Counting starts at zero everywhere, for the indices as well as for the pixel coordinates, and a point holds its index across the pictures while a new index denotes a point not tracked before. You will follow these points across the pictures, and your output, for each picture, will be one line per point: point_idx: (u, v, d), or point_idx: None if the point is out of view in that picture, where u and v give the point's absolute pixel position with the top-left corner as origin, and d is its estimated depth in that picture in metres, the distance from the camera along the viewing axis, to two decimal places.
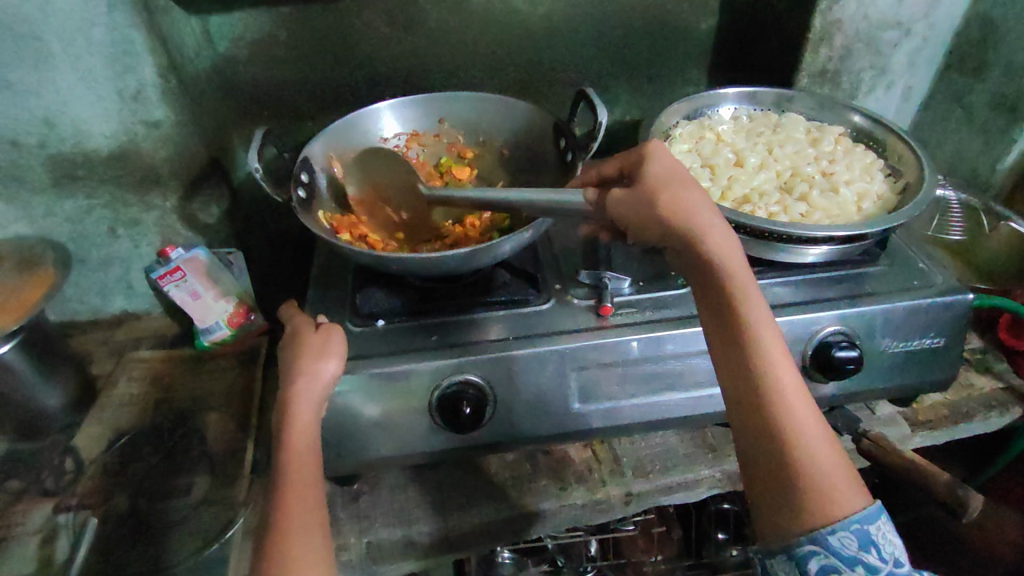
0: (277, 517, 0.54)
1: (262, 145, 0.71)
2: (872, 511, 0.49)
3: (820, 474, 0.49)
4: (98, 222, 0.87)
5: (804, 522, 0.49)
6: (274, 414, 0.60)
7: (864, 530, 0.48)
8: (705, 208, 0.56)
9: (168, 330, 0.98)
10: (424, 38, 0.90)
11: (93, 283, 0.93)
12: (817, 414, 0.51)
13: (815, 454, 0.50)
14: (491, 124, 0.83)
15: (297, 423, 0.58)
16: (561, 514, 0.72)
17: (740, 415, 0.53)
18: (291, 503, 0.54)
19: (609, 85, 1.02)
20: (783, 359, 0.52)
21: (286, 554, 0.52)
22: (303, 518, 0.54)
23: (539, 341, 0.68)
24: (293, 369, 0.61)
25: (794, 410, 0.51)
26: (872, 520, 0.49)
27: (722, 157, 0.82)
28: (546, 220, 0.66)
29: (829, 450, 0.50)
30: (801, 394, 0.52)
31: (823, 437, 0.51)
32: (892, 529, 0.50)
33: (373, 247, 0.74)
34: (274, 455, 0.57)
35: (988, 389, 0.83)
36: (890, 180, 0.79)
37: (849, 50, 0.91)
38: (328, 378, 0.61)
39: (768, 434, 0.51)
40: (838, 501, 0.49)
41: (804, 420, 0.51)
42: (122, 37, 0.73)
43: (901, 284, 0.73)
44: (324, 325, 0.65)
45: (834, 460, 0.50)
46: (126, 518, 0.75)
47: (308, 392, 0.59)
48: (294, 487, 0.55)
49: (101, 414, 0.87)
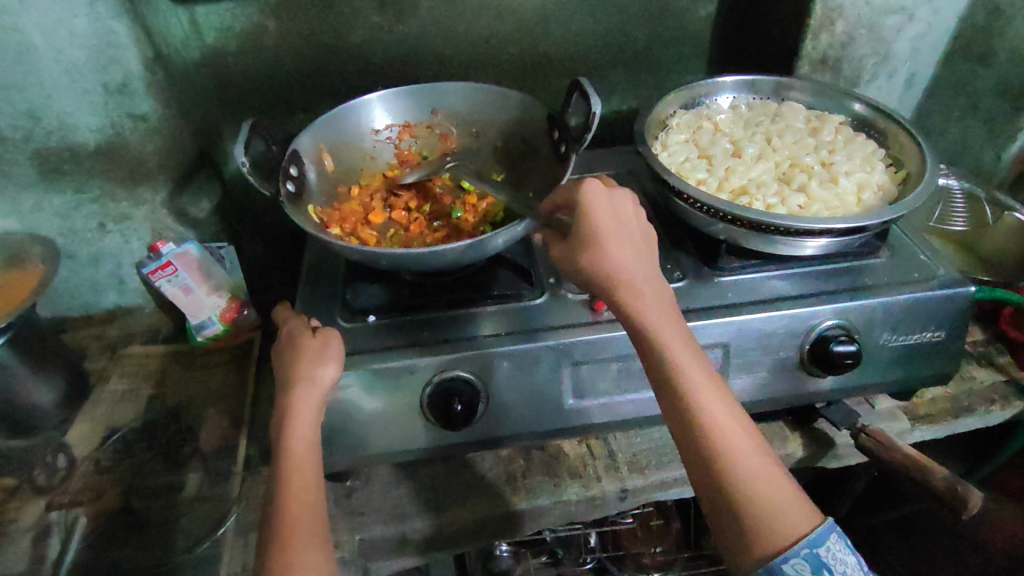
0: (278, 516, 0.55)
1: (248, 137, 0.68)
2: (821, 531, 0.49)
3: (760, 498, 0.50)
4: (87, 217, 0.86)
5: (753, 548, 0.49)
6: (275, 417, 0.60)
7: (815, 554, 0.48)
8: (634, 262, 0.57)
9: (161, 325, 0.97)
10: (416, 27, 0.88)
11: (84, 278, 0.92)
12: (755, 444, 0.52)
13: (754, 480, 0.50)
14: (484, 114, 0.82)
15: (298, 427, 0.58)
16: (555, 509, 0.72)
17: (685, 452, 0.53)
18: (292, 508, 0.55)
19: (605, 74, 1.00)
20: (718, 402, 0.53)
21: (286, 560, 0.52)
22: (305, 520, 0.55)
23: (534, 336, 0.67)
24: (293, 374, 0.60)
25: (726, 441, 0.52)
26: (822, 542, 0.48)
27: (719, 148, 0.80)
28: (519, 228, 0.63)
29: (766, 472, 0.51)
30: (733, 424, 0.53)
31: (761, 463, 0.51)
32: (843, 545, 0.50)
33: (363, 243, 0.72)
34: (275, 460, 0.57)
35: (990, 383, 0.82)
36: (891, 170, 0.77)
37: (850, 36, 0.89)
38: (328, 383, 0.60)
39: (709, 468, 0.51)
40: (780, 525, 0.49)
41: (742, 448, 0.52)
42: (105, 28, 0.72)
43: (902, 277, 0.72)
44: (321, 329, 0.64)
45: (775, 482, 0.51)
46: (117, 516, 0.75)
47: (308, 398, 0.59)
48: (295, 488, 0.56)
49: (93, 411, 0.86)
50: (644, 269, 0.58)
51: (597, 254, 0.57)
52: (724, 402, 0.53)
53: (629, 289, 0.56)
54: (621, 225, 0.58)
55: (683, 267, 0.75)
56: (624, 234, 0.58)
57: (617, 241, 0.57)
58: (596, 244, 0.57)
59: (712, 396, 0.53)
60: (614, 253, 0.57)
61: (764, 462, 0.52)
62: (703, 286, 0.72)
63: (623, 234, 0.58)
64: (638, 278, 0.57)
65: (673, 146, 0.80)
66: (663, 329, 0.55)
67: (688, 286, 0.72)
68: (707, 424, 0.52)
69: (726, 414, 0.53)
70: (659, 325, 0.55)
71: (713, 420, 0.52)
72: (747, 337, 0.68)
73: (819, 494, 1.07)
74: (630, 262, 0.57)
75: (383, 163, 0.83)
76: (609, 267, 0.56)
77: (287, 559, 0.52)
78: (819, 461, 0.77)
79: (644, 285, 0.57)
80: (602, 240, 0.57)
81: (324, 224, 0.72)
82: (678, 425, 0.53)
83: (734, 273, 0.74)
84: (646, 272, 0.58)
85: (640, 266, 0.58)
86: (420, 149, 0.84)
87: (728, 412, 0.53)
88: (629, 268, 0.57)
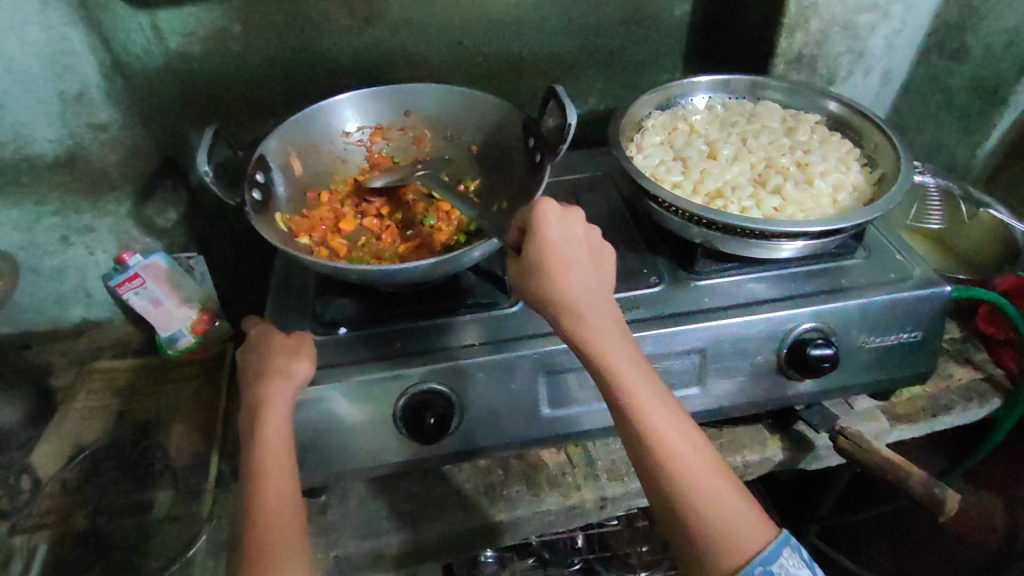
0: (254, 515, 0.54)
1: (211, 145, 0.66)
2: (774, 548, 0.51)
3: (713, 524, 0.50)
4: (48, 230, 0.83)
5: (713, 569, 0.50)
6: (247, 412, 0.59)
7: (767, 572, 0.50)
8: (586, 285, 0.56)
9: (131, 338, 0.95)
10: (387, 29, 0.87)
11: (47, 292, 0.89)
12: (711, 464, 0.53)
13: (708, 506, 0.51)
14: (457, 118, 0.80)
15: (272, 420, 0.57)
16: (534, 520, 0.71)
17: (643, 478, 0.53)
18: (269, 495, 0.54)
19: (582, 74, 0.98)
20: (672, 425, 0.53)
21: (272, 546, 0.53)
22: (281, 514, 0.54)
23: (508, 346, 0.66)
24: (268, 368, 0.61)
25: (682, 466, 0.52)
26: (774, 560, 0.50)
27: (695, 149, 0.79)
28: (491, 244, 0.62)
29: (721, 495, 0.51)
30: (688, 447, 0.53)
31: (716, 485, 0.52)
32: (798, 560, 0.51)
33: (333, 254, 0.71)
34: (247, 456, 0.57)
35: (967, 380, 0.82)
36: (866, 170, 0.77)
37: (825, 34, 0.88)
38: (301, 378, 0.60)
39: (665, 496, 0.52)
40: (738, 546, 0.50)
41: (697, 472, 0.52)
42: (58, 36, 0.70)
43: (879, 277, 0.72)
44: (297, 333, 0.65)
45: (731, 503, 0.51)
46: (85, 539, 0.73)
47: (281, 391, 0.59)
48: (272, 487, 0.55)
49: (59, 430, 0.84)
50: (594, 290, 0.56)
51: (544, 281, 0.55)
52: (678, 424, 0.53)
53: (576, 315, 0.55)
54: (571, 245, 0.56)
55: (660, 270, 0.74)
56: (575, 257, 0.56)
57: (568, 263, 0.55)
58: (544, 269, 0.55)
59: (664, 420, 0.53)
60: (565, 277, 0.55)
61: (720, 482, 0.52)
62: (679, 290, 0.72)
63: (575, 256, 0.56)
64: (589, 301, 0.55)
65: (648, 148, 0.79)
66: (612, 354, 0.54)
67: (665, 291, 0.72)
68: (660, 450, 0.52)
69: (679, 437, 0.53)
70: (609, 351, 0.54)
71: (668, 446, 0.52)
72: (724, 342, 0.67)
73: (804, 492, 1.07)
74: (581, 285, 0.55)
75: (354, 168, 0.82)
76: (559, 293, 0.54)
77: (268, 549, 0.53)
78: (799, 463, 0.77)
79: (593, 308, 0.55)
80: (550, 265, 0.54)
81: (292, 234, 0.70)
82: (635, 452, 0.53)
83: (711, 277, 0.73)
84: (596, 292, 0.56)
85: (591, 287, 0.56)
86: (391, 153, 0.83)
87: (683, 435, 0.53)
88: (578, 292, 0.55)
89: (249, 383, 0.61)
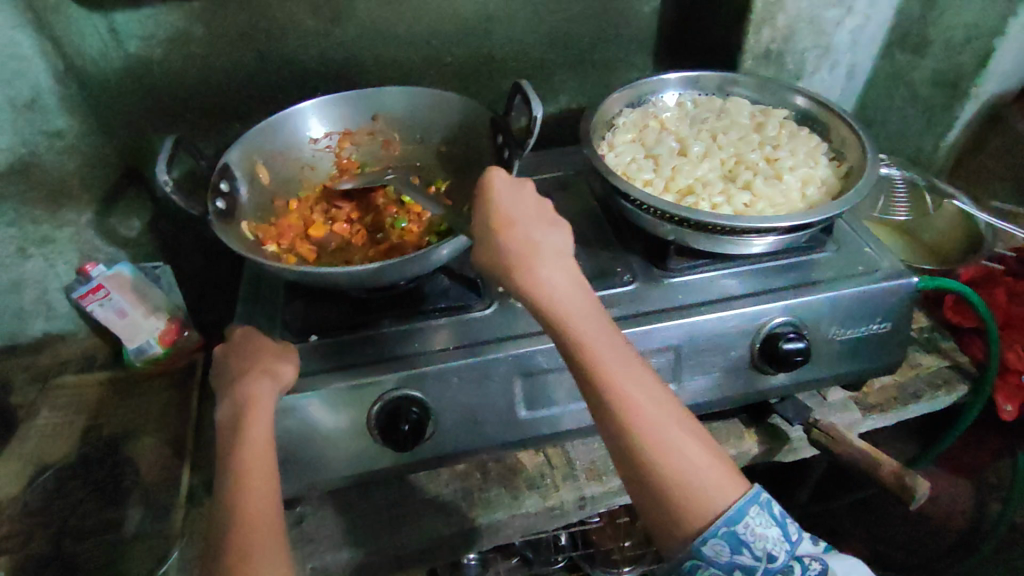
0: (230, 518, 0.51)
1: (171, 154, 0.64)
2: (741, 505, 0.50)
3: (680, 478, 0.50)
4: (4, 242, 0.80)
5: (681, 524, 0.50)
6: (229, 413, 0.58)
7: (732, 533, 0.49)
8: (543, 250, 0.56)
9: (97, 351, 0.92)
10: (354, 30, 0.85)
11: (6, 307, 0.86)
12: (677, 419, 0.52)
13: (674, 461, 0.50)
14: (426, 119, 0.79)
15: (254, 421, 0.56)
16: (514, 522, 0.70)
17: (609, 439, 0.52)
18: (244, 499, 0.52)
19: (552, 73, 0.98)
20: (636, 383, 0.52)
21: (243, 549, 0.50)
22: (264, 517, 0.52)
23: (483, 348, 0.65)
24: (250, 366, 0.60)
25: (647, 422, 0.51)
26: (740, 519, 0.49)
27: (665, 147, 0.79)
28: (460, 242, 0.62)
29: (687, 449, 0.51)
30: (653, 404, 0.52)
31: (682, 439, 0.51)
32: (765, 519, 0.51)
33: (302, 261, 0.69)
34: (224, 458, 0.55)
35: (935, 368, 0.84)
36: (834, 163, 0.78)
37: (791, 30, 0.89)
38: (285, 379, 0.60)
39: (630, 453, 0.51)
40: (705, 500, 0.50)
41: (658, 423, 0.51)
42: (6, 39, 0.69)
43: (848, 271, 0.73)
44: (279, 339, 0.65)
45: (698, 458, 0.51)
46: (46, 563, 0.71)
47: (269, 390, 0.58)
48: (251, 489, 0.53)
49: (21, 449, 0.81)
50: (552, 255, 0.56)
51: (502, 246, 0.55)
52: (639, 376, 0.52)
53: (535, 277, 0.54)
54: (524, 213, 0.57)
55: (633, 268, 0.75)
56: (531, 224, 0.57)
57: (522, 229, 0.56)
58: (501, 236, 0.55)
59: (628, 378, 0.52)
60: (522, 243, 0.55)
61: (686, 437, 0.51)
62: (652, 288, 0.72)
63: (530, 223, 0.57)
64: (548, 264, 0.55)
65: (619, 146, 0.79)
66: (573, 314, 0.53)
67: (640, 289, 0.72)
68: (623, 407, 0.51)
69: (644, 393, 0.52)
70: (569, 313, 0.54)
71: (632, 403, 0.51)
72: (697, 338, 0.67)
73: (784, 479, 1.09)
74: (538, 250, 0.55)
75: (324, 174, 0.80)
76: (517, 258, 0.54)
77: (244, 553, 0.50)
78: (775, 456, 0.78)
79: (552, 270, 0.55)
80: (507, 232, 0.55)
81: (260, 242, 0.69)
82: (598, 411, 0.52)
83: (684, 274, 0.73)
84: (555, 256, 0.56)
85: (549, 250, 0.56)
86: (360, 157, 0.81)
87: (648, 392, 0.52)
88: (536, 256, 0.55)
89: (222, 389, 0.60)
